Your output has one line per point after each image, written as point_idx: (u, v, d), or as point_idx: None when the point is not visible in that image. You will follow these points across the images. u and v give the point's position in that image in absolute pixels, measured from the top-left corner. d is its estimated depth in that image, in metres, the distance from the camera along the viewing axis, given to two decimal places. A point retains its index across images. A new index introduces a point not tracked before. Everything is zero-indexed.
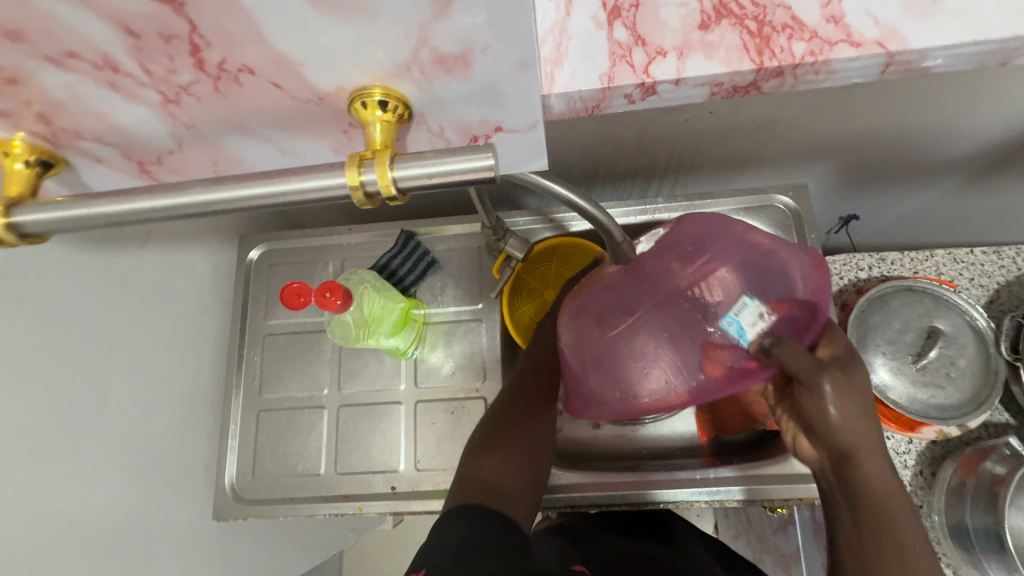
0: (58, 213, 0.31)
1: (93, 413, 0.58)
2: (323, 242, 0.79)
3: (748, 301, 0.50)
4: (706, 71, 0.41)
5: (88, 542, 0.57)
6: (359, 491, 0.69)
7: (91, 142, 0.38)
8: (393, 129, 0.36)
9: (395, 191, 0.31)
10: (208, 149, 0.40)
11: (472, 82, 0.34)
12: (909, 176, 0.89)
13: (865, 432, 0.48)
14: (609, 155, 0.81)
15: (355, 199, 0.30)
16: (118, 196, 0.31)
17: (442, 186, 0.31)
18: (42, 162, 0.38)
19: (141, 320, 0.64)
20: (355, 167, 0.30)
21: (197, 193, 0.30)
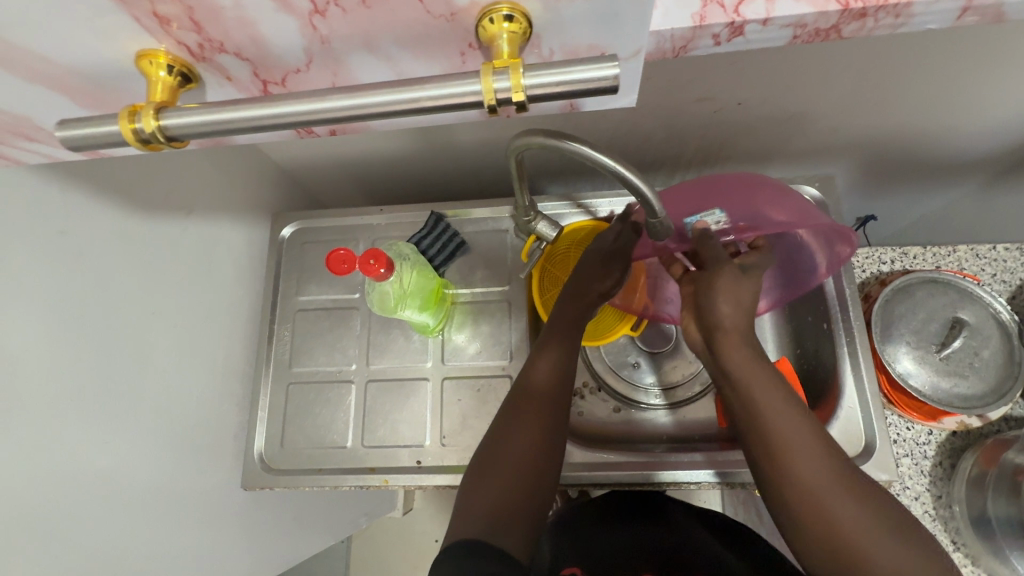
0: (204, 117, 0.32)
1: (135, 375, 0.60)
2: (354, 221, 0.81)
3: (716, 212, 0.57)
4: (794, 12, 0.42)
5: (126, 500, 0.58)
6: (384, 464, 0.70)
7: (231, 57, 0.36)
8: (519, 41, 0.34)
9: (525, 99, 0.32)
10: (332, 66, 0.37)
11: (594, 1, 0.32)
12: (931, 175, 0.90)
13: (741, 331, 0.53)
14: (636, 145, 0.83)
15: (488, 104, 0.31)
16: (261, 102, 0.32)
17: (562, 94, 0.31)
18: (183, 75, 0.36)
19: (182, 289, 0.66)
20: (490, 73, 0.31)
21: (333, 99, 0.31)
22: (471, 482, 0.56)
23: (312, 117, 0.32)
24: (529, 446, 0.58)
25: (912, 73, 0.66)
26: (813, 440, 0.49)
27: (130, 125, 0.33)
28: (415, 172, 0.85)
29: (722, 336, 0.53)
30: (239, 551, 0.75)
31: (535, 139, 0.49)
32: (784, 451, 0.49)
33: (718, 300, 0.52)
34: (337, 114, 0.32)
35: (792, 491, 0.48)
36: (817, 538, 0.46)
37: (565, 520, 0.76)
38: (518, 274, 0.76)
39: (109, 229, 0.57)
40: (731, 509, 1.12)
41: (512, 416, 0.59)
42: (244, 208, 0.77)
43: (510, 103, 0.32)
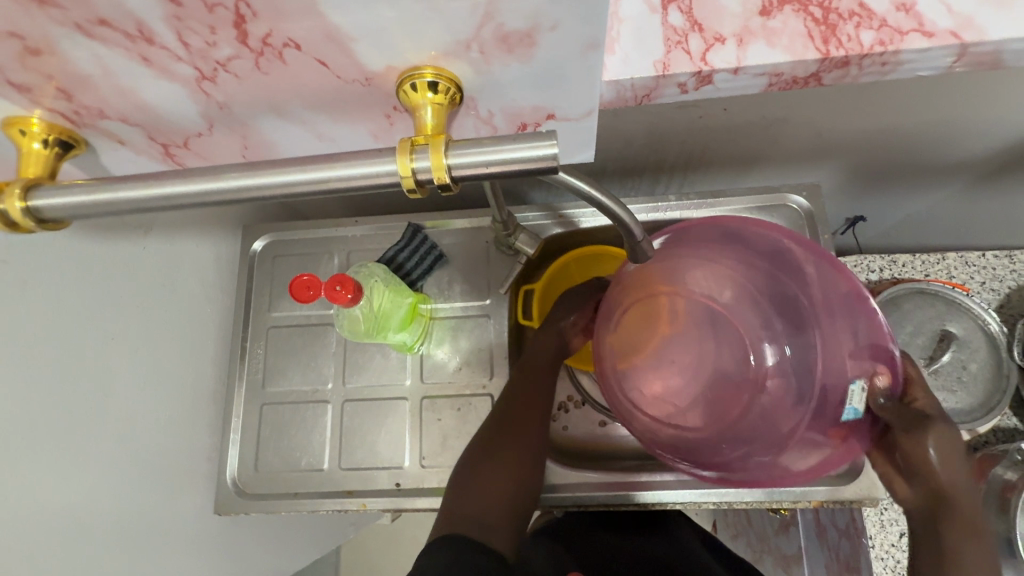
0: (84, 198, 0.30)
1: (95, 403, 0.57)
2: (328, 234, 0.78)
3: (857, 388, 0.57)
4: (767, 59, 0.42)
5: (89, 535, 0.56)
6: (363, 487, 0.68)
7: (115, 121, 0.37)
8: (445, 111, 0.36)
9: (450, 179, 0.30)
10: (239, 131, 0.40)
11: (533, 64, 0.34)
12: (919, 177, 0.89)
13: (953, 470, 0.52)
14: (620, 151, 0.81)
15: (407, 187, 0.29)
16: (146, 180, 0.30)
17: (498, 173, 0.29)
18: (63, 142, 0.37)
19: (145, 311, 0.63)
20: (407, 153, 0.29)
21: (239, 177, 0.29)
22: (461, 491, 0.57)
23: (224, 194, 0.29)
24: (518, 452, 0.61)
25: (900, 78, 0.64)
26: (984, 540, 0.50)
27: None
28: None
29: (943, 508, 0.52)
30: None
31: None
32: (966, 538, 0.50)
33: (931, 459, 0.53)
34: (231, 195, 0.29)
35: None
36: None
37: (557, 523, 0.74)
38: (498, 288, 0.74)
39: (59, 253, 0.54)
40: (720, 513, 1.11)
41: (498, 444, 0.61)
42: (211, 222, 0.74)
43: (432, 184, 0.30)
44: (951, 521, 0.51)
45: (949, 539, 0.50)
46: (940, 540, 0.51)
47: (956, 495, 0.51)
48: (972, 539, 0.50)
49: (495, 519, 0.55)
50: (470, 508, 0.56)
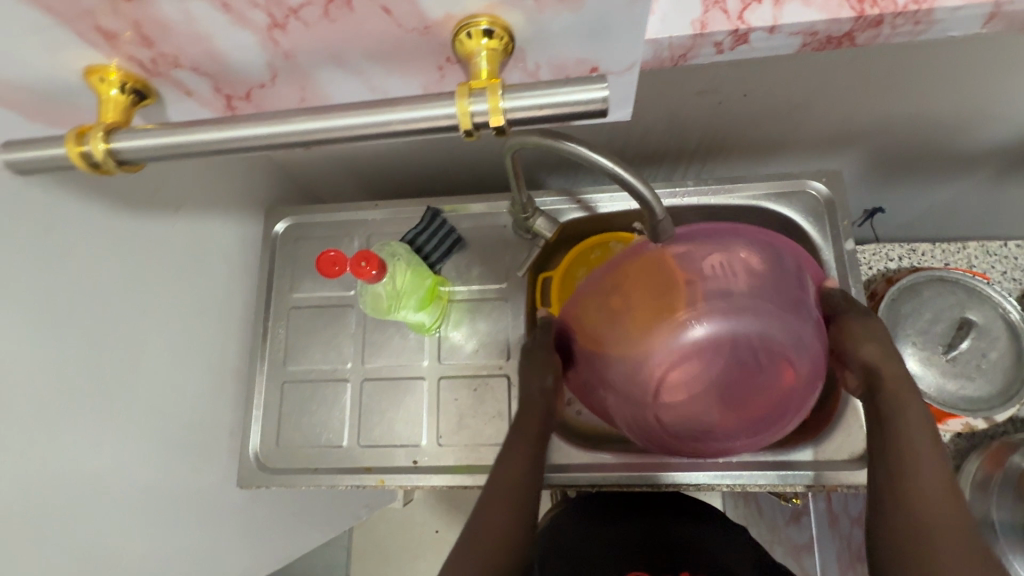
0: (165, 139, 0.32)
1: (128, 373, 0.59)
2: (348, 217, 0.80)
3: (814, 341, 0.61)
4: (802, 18, 0.42)
5: (122, 500, 0.58)
6: (381, 464, 0.70)
7: (187, 71, 0.38)
8: (498, 58, 0.35)
9: (506, 121, 0.31)
10: (299, 82, 0.40)
11: (582, 14, 0.34)
12: (940, 167, 0.88)
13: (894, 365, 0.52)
14: (638, 137, 0.81)
15: (465, 130, 0.30)
16: (222, 124, 0.31)
17: (550, 118, 0.31)
18: (136, 91, 0.39)
19: (174, 286, 0.65)
20: (466, 95, 0.30)
21: (298, 122, 0.31)
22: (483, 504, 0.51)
23: (283, 136, 0.31)
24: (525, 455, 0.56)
25: (922, 62, 0.64)
26: (928, 428, 0.48)
27: (79, 149, 0.33)
28: (410, 165, 0.84)
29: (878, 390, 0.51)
30: (238, 548, 0.75)
31: (532, 138, 0.47)
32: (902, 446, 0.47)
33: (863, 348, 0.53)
34: (303, 136, 0.31)
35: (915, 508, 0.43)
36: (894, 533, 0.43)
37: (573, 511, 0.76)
38: (516, 271, 0.75)
39: (93, 228, 0.55)
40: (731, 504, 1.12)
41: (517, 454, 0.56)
42: (236, 204, 0.75)
43: (488, 127, 0.31)
44: (895, 414, 0.49)
45: (897, 427, 0.48)
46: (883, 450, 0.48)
47: (899, 381, 0.51)
48: (908, 412, 0.49)
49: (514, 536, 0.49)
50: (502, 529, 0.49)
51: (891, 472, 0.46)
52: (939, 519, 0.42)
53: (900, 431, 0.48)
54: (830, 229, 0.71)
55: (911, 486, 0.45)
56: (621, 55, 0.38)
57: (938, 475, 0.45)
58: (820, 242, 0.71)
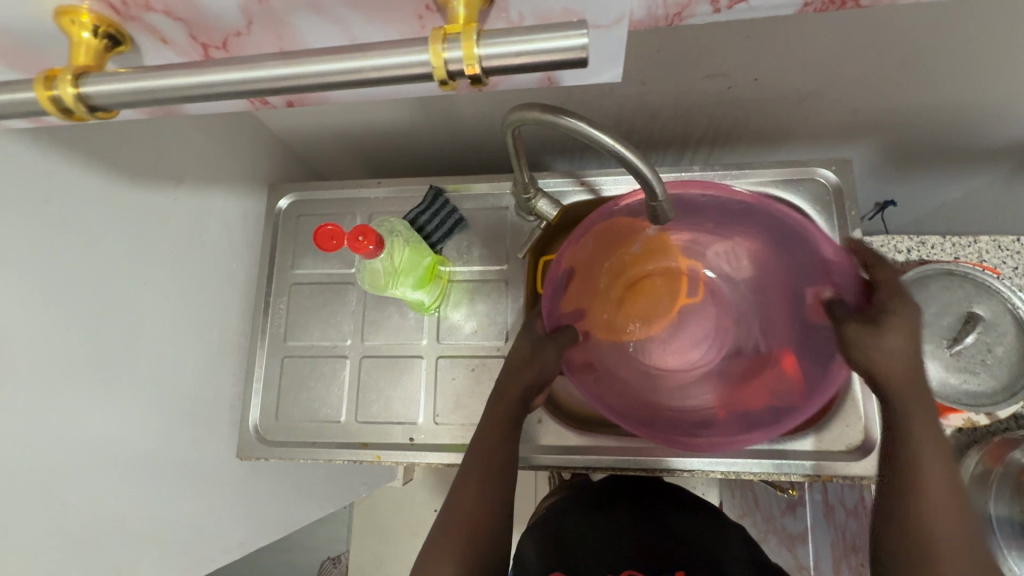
0: (130, 83, 0.30)
1: (129, 343, 0.60)
2: (351, 194, 0.79)
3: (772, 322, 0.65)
4: None
5: (122, 467, 0.59)
6: (378, 440, 0.70)
7: (160, 15, 0.32)
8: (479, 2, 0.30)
9: (480, 72, 0.29)
10: (275, 29, 0.34)
11: None
12: (956, 159, 0.85)
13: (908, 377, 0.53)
14: (645, 121, 0.79)
15: (437, 77, 0.28)
16: (188, 67, 0.29)
17: (527, 68, 0.28)
18: (111, 36, 0.33)
19: (175, 259, 0.65)
20: (439, 41, 0.28)
21: (283, 66, 0.29)
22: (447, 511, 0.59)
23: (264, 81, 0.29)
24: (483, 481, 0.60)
25: (941, 49, 0.61)
26: (944, 439, 0.51)
27: (47, 94, 0.30)
28: (414, 144, 0.83)
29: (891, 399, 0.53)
30: (238, 516, 0.77)
31: (532, 114, 0.46)
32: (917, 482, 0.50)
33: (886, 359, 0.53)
34: (276, 86, 0.29)
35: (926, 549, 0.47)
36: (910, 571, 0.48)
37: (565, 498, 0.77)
38: (516, 253, 0.74)
39: (95, 198, 0.55)
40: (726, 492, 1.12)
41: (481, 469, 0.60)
42: (239, 179, 0.75)
43: (464, 77, 0.29)
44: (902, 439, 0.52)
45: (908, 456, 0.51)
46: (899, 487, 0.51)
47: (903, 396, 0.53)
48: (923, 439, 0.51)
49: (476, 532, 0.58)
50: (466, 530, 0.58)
51: (907, 533, 0.49)
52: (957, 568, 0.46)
53: (915, 475, 0.50)
54: (838, 218, 0.69)
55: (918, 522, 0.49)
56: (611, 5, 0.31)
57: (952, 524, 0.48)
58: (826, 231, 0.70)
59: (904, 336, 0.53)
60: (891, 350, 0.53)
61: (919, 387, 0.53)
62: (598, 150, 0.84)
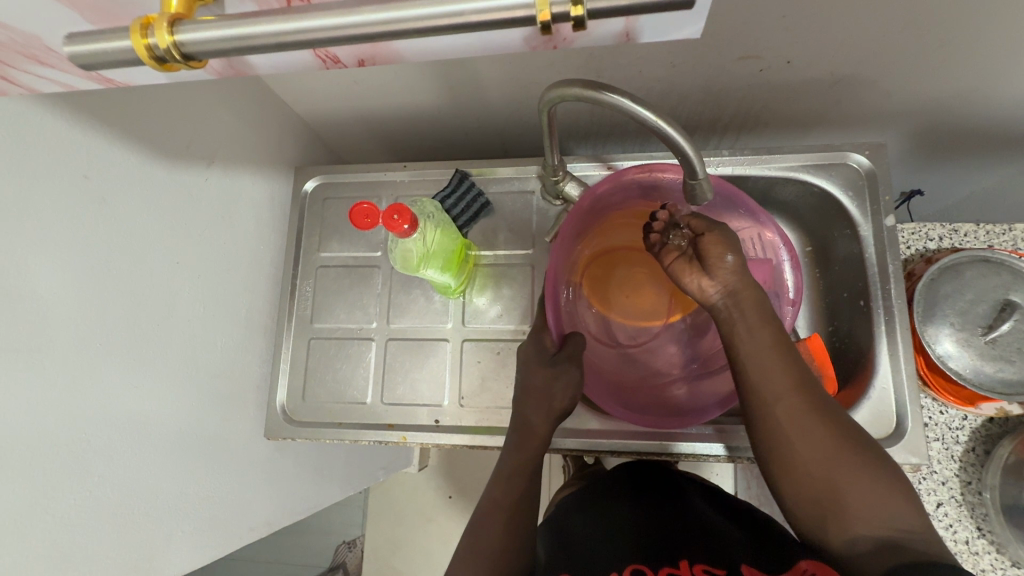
0: (223, 31, 0.28)
1: (162, 320, 0.60)
2: (376, 178, 0.79)
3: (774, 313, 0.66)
4: None
5: (154, 442, 0.60)
6: (403, 421, 0.71)
7: None
8: None
9: (586, 13, 0.26)
10: None
11: None
12: (991, 147, 0.83)
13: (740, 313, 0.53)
14: (673, 105, 0.79)
15: (541, 25, 0.27)
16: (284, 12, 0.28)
17: (634, 10, 0.26)
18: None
19: (205, 239, 0.66)
20: None
21: (364, 10, 0.27)
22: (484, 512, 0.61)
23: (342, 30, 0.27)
24: (517, 478, 0.62)
25: (986, 31, 0.60)
26: (775, 345, 0.53)
27: (143, 41, 0.28)
28: (438, 128, 0.83)
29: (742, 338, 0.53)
30: (265, 495, 0.78)
31: (572, 90, 0.46)
32: (789, 437, 0.51)
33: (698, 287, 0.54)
34: (368, 31, 0.27)
35: (779, 448, 0.51)
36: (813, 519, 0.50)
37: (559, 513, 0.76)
38: (542, 237, 0.74)
39: (129, 175, 0.56)
40: (744, 482, 1.12)
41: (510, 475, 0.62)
42: (266, 161, 0.76)
43: (567, 20, 0.27)
44: (757, 384, 0.52)
45: (764, 404, 0.52)
46: (772, 438, 0.52)
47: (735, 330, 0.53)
48: (776, 380, 0.52)
49: (508, 534, 0.59)
50: (500, 531, 0.59)
51: (764, 438, 0.53)
52: (806, 447, 0.51)
53: (793, 427, 0.51)
54: (870, 204, 0.68)
55: (798, 466, 0.51)
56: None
57: (796, 414, 0.51)
58: (857, 217, 0.69)
59: (722, 263, 0.52)
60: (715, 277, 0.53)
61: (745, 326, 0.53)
62: (623, 135, 0.84)
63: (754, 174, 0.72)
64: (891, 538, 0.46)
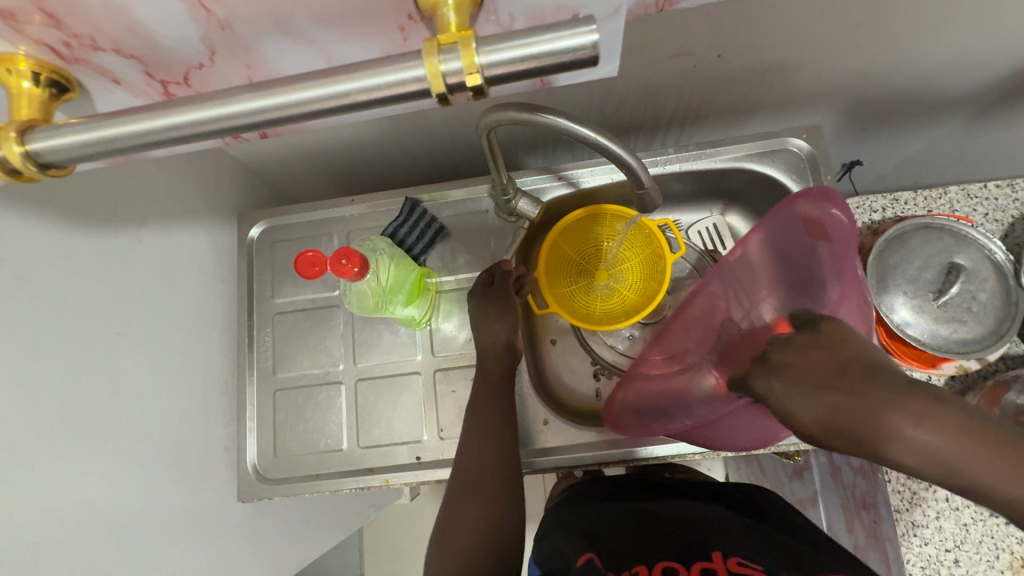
0: (83, 133, 0.29)
1: (107, 398, 0.56)
2: (325, 215, 0.77)
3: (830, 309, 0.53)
4: None
5: (114, 532, 0.55)
6: (384, 463, 0.68)
7: (110, 54, 0.31)
8: (468, 6, 0.29)
9: (483, 81, 0.28)
10: (242, 55, 0.32)
11: None
12: (918, 114, 0.87)
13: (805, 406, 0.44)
14: (614, 109, 0.79)
15: (438, 93, 0.28)
16: (149, 111, 0.29)
17: (529, 73, 0.28)
18: (55, 83, 0.31)
19: (145, 303, 0.62)
20: (434, 52, 0.27)
21: (274, 94, 0.28)
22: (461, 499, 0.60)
23: (216, 124, 0.28)
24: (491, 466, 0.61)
25: (897, 8, 0.62)
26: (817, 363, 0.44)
27: None
28: (382, 157, 0.81)
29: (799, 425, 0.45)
30: (249, 559, 0.74)
31: (508, 114, 0.45)
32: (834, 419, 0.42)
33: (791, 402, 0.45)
34: (259, 113, 0.28)
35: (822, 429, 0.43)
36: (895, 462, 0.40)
37: (546, 538, 0.67)
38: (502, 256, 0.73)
39: (52, 249, 0.52)
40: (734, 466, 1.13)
41: (476, 472, 0.61)
42: (205, 212, 0.72)
43: (465, 88, 0.28)
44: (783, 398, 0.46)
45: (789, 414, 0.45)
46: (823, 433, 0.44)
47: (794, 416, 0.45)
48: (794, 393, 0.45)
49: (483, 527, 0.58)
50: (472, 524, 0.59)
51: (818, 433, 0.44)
52: (840, 403, 0.41)
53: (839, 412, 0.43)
54: (814, 185, 0.70)
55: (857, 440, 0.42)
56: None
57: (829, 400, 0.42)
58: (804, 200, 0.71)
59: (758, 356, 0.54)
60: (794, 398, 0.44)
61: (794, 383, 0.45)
62: (570, 142, 0.84)
63: (701, 167, 0.73)
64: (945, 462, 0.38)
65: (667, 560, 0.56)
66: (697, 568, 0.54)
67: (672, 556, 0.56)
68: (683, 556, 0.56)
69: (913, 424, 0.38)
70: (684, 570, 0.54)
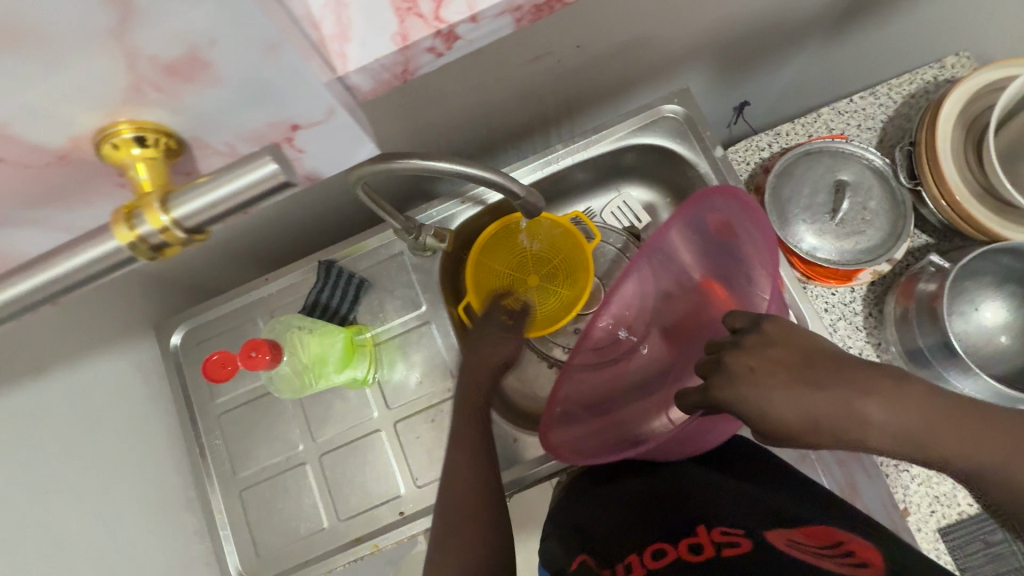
0: None
1: (59, 559, 0.53)
2: (243, 302, 0.75)
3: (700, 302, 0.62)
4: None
5: None
6: (369, 529, 0.67)
7: None
8: (161, 165, 0.34)
9: (183, 230, 0.31)
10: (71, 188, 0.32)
11: (225, 84, 0.31)
12: (772, 56, 0.94)
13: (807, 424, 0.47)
14: (498, 120, 0.80)
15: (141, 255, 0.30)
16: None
17: (229, 210, 0.31)
18: None
19: (76, 447, 0.59)
20: (124, 223, 0.29)
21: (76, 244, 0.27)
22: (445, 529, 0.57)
23: (65, 284, 0.28)
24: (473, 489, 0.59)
25: None
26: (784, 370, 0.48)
27: None
28: (285, 227, 0.80)
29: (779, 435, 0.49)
30: None
31: (368, 167, 0.47)
32: (827, 421, 0.46)
33: (755, 406, 0.49)
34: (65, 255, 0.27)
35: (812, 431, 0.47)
36: (901, 447, 0.44)
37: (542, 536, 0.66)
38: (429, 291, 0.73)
39: None
40: None
41: (460, 500, 0.59)
42: (116, 334, 0.70)
43: (168, 241, 0.31)
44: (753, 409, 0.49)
45: (763, 419, 0.48)
46: (816, 433, 0.47)
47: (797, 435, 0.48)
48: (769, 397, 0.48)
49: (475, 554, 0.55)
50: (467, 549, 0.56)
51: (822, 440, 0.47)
52: (820, 407, 0.46)
53: (821, 403, 0.46)
54: (697, 143, 0.73)
55: (849, 437, 0.46)
56: (321, 100, 0.35)
57: (813, 406, 0.46)
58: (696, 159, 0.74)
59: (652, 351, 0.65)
60: (774, 408, 0.48)
61: (760, 398, 0.48)
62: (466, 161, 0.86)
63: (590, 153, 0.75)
64: (913, 437, 0.43)
65: (656, 545, 0.56)
66: (685, 547, 0.54)
67: (662, 540, 0.56)
68: (671, 536, 0.56)
69: (882, 409, 0.44)
70: (673, 552, 0.53)
